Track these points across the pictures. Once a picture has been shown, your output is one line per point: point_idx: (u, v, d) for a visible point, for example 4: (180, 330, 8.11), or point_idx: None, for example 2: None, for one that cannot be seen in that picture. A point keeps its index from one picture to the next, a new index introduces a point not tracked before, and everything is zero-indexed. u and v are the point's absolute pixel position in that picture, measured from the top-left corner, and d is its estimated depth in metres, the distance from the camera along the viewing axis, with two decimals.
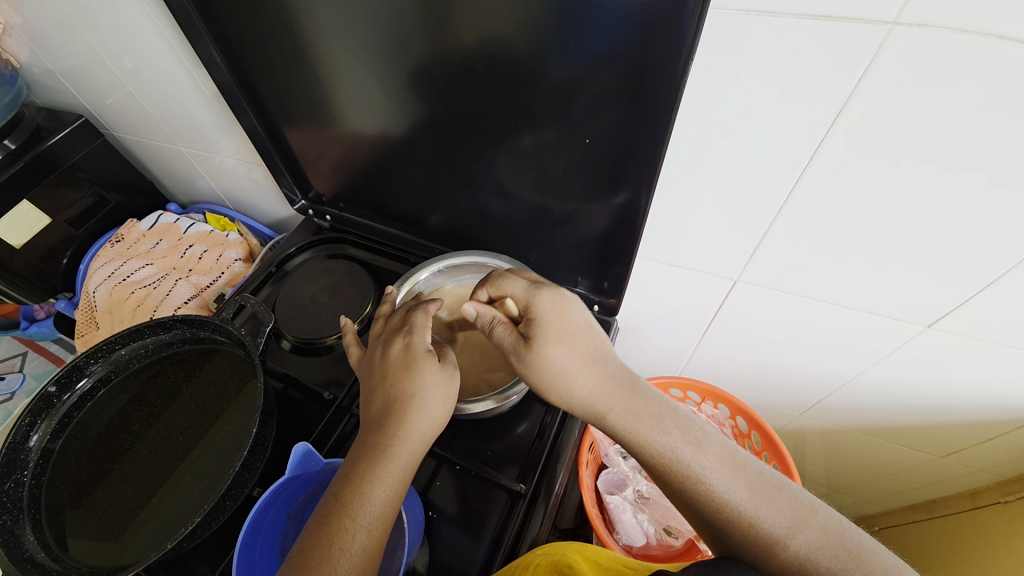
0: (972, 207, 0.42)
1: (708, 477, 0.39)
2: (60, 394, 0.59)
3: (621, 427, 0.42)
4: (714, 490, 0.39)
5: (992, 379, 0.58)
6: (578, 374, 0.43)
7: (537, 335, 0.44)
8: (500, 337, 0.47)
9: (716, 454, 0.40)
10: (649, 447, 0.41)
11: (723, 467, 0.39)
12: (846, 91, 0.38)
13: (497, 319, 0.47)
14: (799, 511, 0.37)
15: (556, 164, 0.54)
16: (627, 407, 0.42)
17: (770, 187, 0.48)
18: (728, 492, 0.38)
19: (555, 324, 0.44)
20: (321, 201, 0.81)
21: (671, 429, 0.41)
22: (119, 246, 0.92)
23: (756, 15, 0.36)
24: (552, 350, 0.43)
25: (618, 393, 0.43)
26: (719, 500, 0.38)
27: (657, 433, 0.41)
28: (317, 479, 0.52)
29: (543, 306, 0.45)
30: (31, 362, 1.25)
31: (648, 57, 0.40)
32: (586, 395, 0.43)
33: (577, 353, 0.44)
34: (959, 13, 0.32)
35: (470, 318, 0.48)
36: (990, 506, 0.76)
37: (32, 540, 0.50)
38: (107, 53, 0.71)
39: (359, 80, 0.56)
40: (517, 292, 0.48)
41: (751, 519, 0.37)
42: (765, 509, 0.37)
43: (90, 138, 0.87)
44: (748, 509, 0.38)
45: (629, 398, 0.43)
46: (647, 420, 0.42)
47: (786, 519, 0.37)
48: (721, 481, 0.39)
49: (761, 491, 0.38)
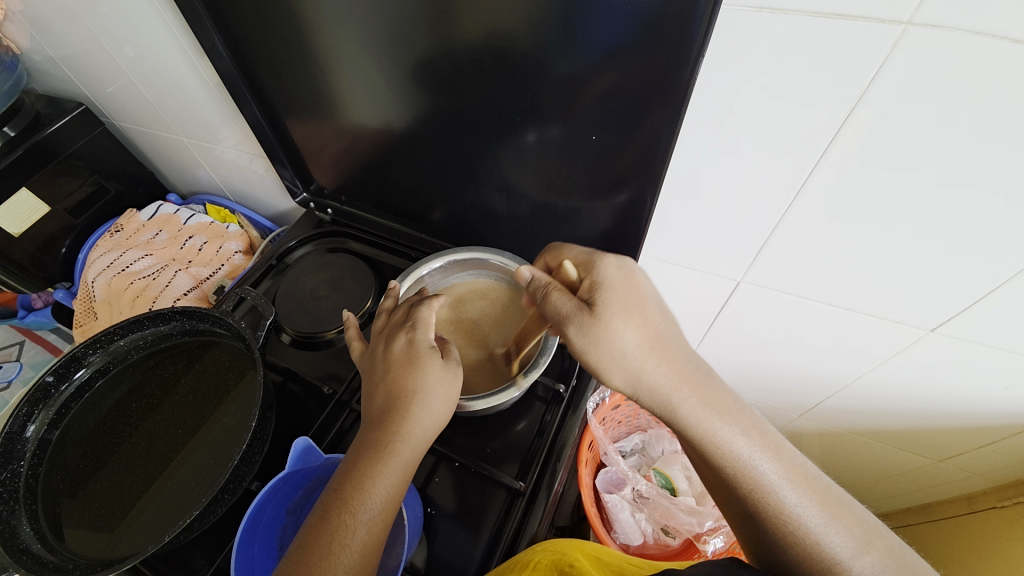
0: (979, 211, 0.41)
1: (782, 486, 0.37)
2: (58, 385, 0.59)
3: (692, 422, 0.40)
4: (786, 501, 0.37)
5: (993, 384, 0.58)
6: (648, 357, 0.40)
7: (603, 302, 0.41)
8: (556, 304, 0.44)
9: (790, 463, 0.38)
10: (720, 448, 0.39)
11: (796, 479, 0.38)
12: (857, 92, 0.38)
13: (552, 285, 0.45)
14: (863, 531, 0.36)
15: (562, 161, 0.53)
16: (703, 401, 0.40)
17: (777, 188, 0.47)
18: (800, 507, 0.37)
19: (627, 297, 0.42)
20: (323, 194, 0.80)
21: (748, 432, 0.39)
22: (118, 236, 0.92)
23: (768, 13, 0.36)
24: (620, 322, 0.41)
25: (693, 385, 0.40)
26: (789, 513, 0.37)
27: (732, 434, 0.39)
28: (317, 474, 0.52)
29: (607, 271, 0.43)
30: (29, 351, 1.24)
31: (658, 54, 0.40)
32: (655, 383, 0.40)
33: (649, 334, 0.41)
34: (973, 15, 0.32)
35: (524, 283, 0.47)
36: (986, 510, 0.76)
37: (28, 531, 0.50)
38: (109, 40, 0.70)
39: (363, 73, 0.55)
40: (578, 256, 0.47)
41: (820, 538, 0.36)
42: (835, 528, 0.36)
43: (90, 127, 0.87)
44: (819, 525, 0.36)
45: (703, 392, 0.40)
46: (724, 418, 0.39)
47: (854, 540, 0.36)
48: (792, 495, 0.37)
49: (832, 508, 0.37)
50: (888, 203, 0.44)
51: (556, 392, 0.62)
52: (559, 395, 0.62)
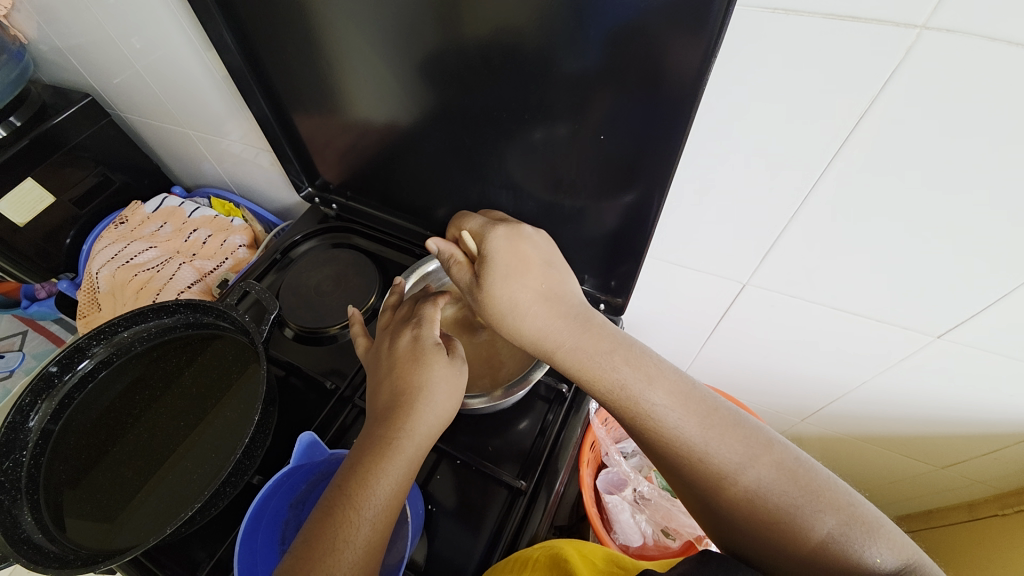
0: (988, 218, 0.41)
1: (661, 412, 0.39)
2: (62, 374, 0.59)
3: (572, 361, 0.43)
4: (667, 427, 0.38)
5: (998, 393, 0.58)
6: (529, 309, 0.44)
7: (488, 271, 0.45)
8: (458, 276, 0.49)
9: (670, 390, 0.39)
10: (601, 384, 0.41)
11: (676, 402, 0.39)
12: (870, 95, 0.37)
13: (454, 258, 0.49)
14: (751, 446, 0.37)
15: (568, 160, 0.53)
16: (579, 343, 0.43)
17: (784, 192, 0.47)
18: (679, 428, 0.38)
19: (508, 259, 0.46)
20: (327, 189, 0.80)
21: (623, 365, 0.41)
22: (123, 228, 0.92)
23: (782, 14, 0.36)
24: (502, 285, 0.45)
25: (569, 329, 0.43)
26: (671, 438, 0.38)
27: (607, 369, 0.41)
28: (320, 469, 0.53)
29: (495, 241, 0.47)
30: (31, 341, 1.25)
31: (669, 53, 0.39)
32: (538, 332, 0.44)
33: (528, 289, 0.45)
34: (988, 20, 0.31)
35: (433, 253, 0.50)
36: (988, 518, 0.76)
37: (30, 520, 0.50)
38: (117, 31, 0.70)
39: (371, 68, 0.55)
40: (475, 229, 0.49)
41: (703, 455, 0.37)
42: (717, 444, 0.37)
43: (97, 119, 0.87)
44: (700, 444, 0.37)
45: (581, 333, 0.43)
46: (598, 355, 0.42)
47: (737, 456, 0.37)
48: (673, 418, 0.38)
49: (716, 426, 0.38)
50: (896, 209, 0.44)
51: (559, 391, 0.62)
52: (561, 395, 0.62)
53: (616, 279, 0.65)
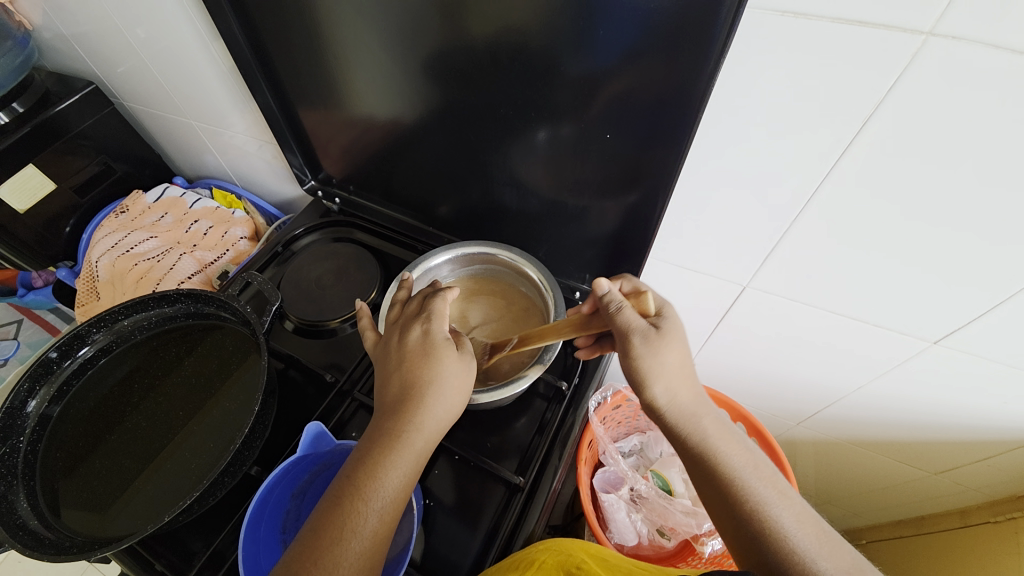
0: (989, 225, 0.42)
1: (778, 509, 0.39)
2: (61, 361, 0.58)
3: (702, 438, 0.43)
4: (783, 524, 0.38)
5: (994, 399, 0.59)
6: (682, 378, 0.44)
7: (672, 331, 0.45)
8: (625, 319, 0.45)
9: (787, 497, 0.40)
10: (725, 463, 0.42)
11: (791, 508, 0.39)
12: (875, 101, 0.38)
13: (627, 303, 0.46)
14: (856, 571, 0.36)
15: (573, 161, 0.54)
16: (712, 422, 0.44)
17: (787, 195, 0.48)
18: (793, 529, 0.38)
19: (682, 329, 0.46)
20: (330, 182, 0.80)
21: (747, 457, 0.43)
22: (123, 217, 0.92)
23: (790, 17, 0.36)
24: (673, 346, 0.44)
25: (708, 410, 0.45)
26: (785, 531, 0.38)
27: (736, 454, 0.42)
28: (323, 460, 0.53)
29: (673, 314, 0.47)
30: (26, 330, 1.24)
31: (677, 57, 0.40)
32: (682, 399, 0.44)
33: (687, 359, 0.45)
34: (993, 27, 0.32)
35: (598, 291, 0.46)
36: (979, 525, 0.76)
37: (25, 507, 0.50)
38: (122, 20, 0.70)
39: (378, 64, 0.55)
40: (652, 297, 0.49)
41: (813, 562, 0.36)
42: (828, 556, 0.36)
43: (100, 107, 0.87)
44: (811, 551, 0.36)
45: (715, 416, 0.45)
46: (728, 442, 0.43)
47: (846, 573, 0.35)
48: (788, 518, 0.39)
49: (825, 541, 0.37)
50: (897, 215, 0.44)
51: (558, 389, 0.62)
52: (561, 393, 0.62)
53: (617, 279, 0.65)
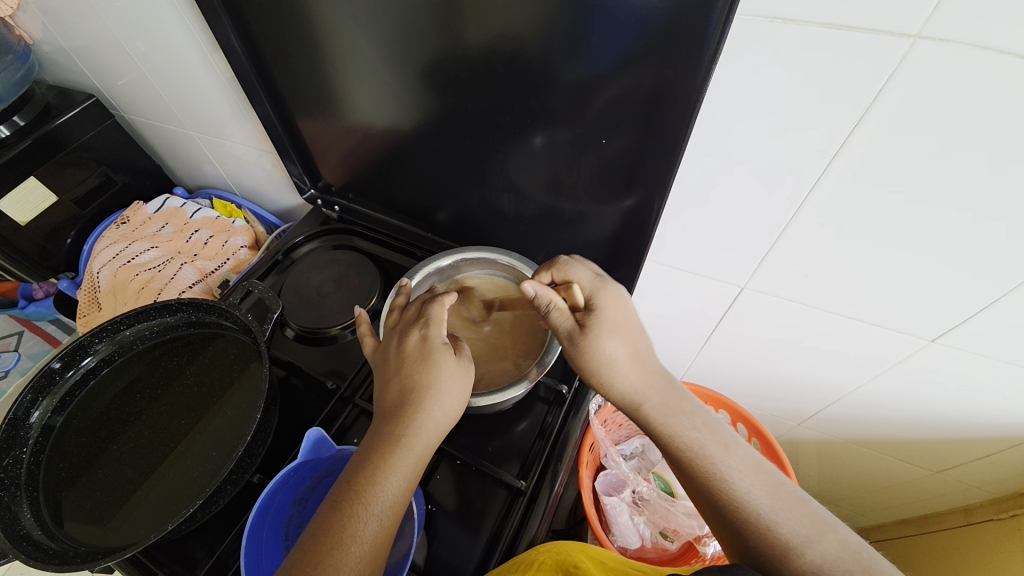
0: (982, 223, 0.42)
1: (733, 476, 0.41)
2: (64, 371, 0.59)
3: (657, 418, 0.45)
4: (738, 489, 0.41)
5: (993, 396, 0.59)
6: (626, 364, 0.46)
7: (595, 326, 0.46)
8: (555, 320, 0.48)
9: (742, 459, 0.42)
10: (679, 442, 0.44)
11: (748, 471, 0.42)
12: (865, 103, 0.38)
13: (554, 303, 0.48)
14: (815, 523, 0.39)
15: (570, 166, 0.54)
16: (664, 401, 0.45)
17: (782, 196, 0.48)
18: (748, 494, 0.40)
19: (612, 318, 0.47)
20: (330, 190, 0.80)
21: (703, 429, 0.44)
22: (124, 228, 0.92)
23: (781, 23, 0.36)
24: (607, 339, 0.46)
25: (657, 388, 0.46)
26: (740, 499, 0.40)
27: (690, 429, 0.44)
28: (325, 466, 0.53)
29: (604, 299, 0.48)
30: (27, 342, 1.25)
31: (669, 62, 0.40)
32: (629, 386, 0.46)
33: (627, 343, 0.47)
34: (979, 30, 0.32)
35: (528, 296, 0.50)
36: (982, 522, 0.76)
37: (29, 518, 0.50)
38: (122, 33, 0.71)
39: (376, 73, 0.56)
40: (584, 281, 0.49)
41: (770, 522, 0.39)
42: (784, 515, 0.39)
43: (100, 119, 0.87)
44: (767, 512, 0.39)
45: (667, 394, 0.46)
46: (681, 416, 0.45)
47: (802, 529, 0.38)
48: (744, 483, 0.41)
49: (783, 500, 0.40)
50: (891, 215, 0.45)
51: (558, 393, 0.62)
52: (561, 396, 0.62)
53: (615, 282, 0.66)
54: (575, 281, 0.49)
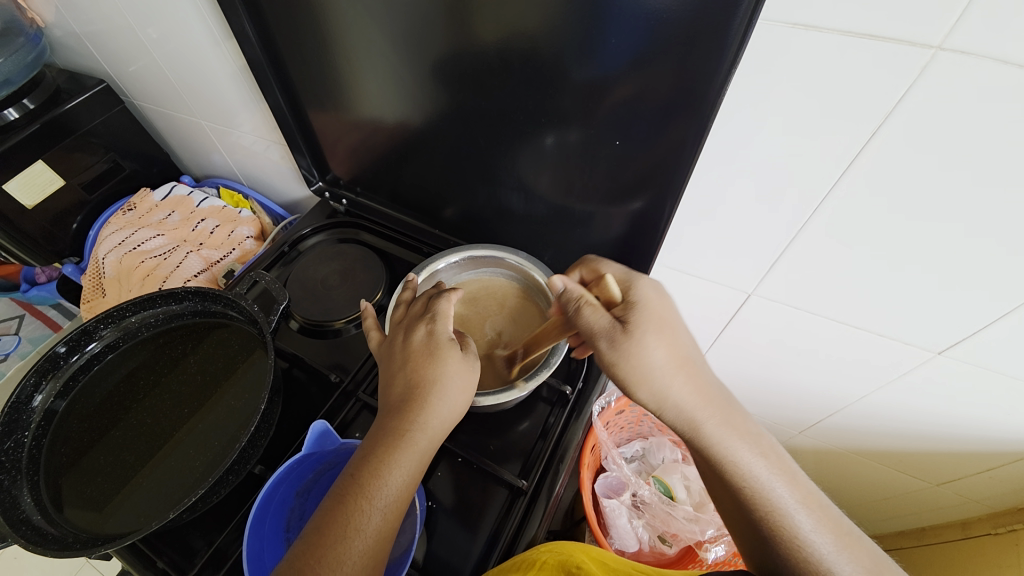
0: (995, 237, 0.42)
1: (796, 513, 0.39)
2: (68, 356, 0.59)
3: (715, 441, 0.41)
4: (800, 528, 0.38)
5: (997, 411, 0.59)
6: (678, 376, 0.42)
7: (637, 322, 0.43)
8: (588, 317, 0.45)
9: (803, 491, 0.40)
10: (740, 470, 0.41)
11: (809, 505, 0.40)
12: (883, 113, 0.38)
13: (585, 298, 0.46)
14: (872, 563, 0.37)
15: (581, 166, 0.54)
16: (724, 421, 0.42)
17: (793, 204, 0.48)
18: (812, 533, 0.38)
19: (657, 317, 0.44)
20: (338, 183, 0.81)
21: (764, 456, 0.41)
22: (131, 214, 0.92)
23: (801, 29, 0.36)
24: (652, 340, 0.42)
25: (715, 406, 0.42)
26: (803, 539, 0.38)
27: (751, 457, 0.41)
28: (329, 459, 0.53)
29: (643, 294, 0.45)
30: (28, 326, 1.25)
31: (687, 65, 0.40)
32: (683, 402, 0.42)
33: (680, 353, 0.43)
34: (1002, 43, 0.32)
35: (556, 292, 0.48)
36: (979, 536, 0.76)
37: (29, 501, 0.50)
38: (135, 19, 0.71)
39: (390, 67, 0.56)
40: (617, 276, 0.48)
41: (832, 566, 0.37)
42: (847, 558, 0.37)
43: (110, 105, 0.87)
44: (829, 555, 0.37)
45: (726, 414, 0.42)
46: (743, 441, 0.41)
47: (864, 572, 0.37)
48: (806, 520, 0.39)
49: (844, 538, 0.38)
50: (903, 225, 0.45)
51: (562, 393, 0.62)
52: (564, 397, 0.62)
53: None
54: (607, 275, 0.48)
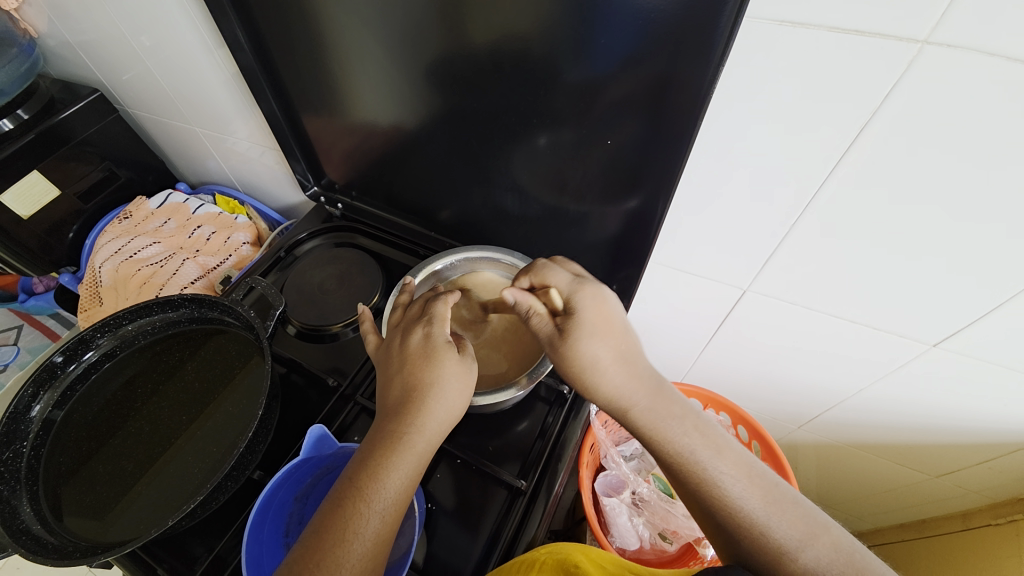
0: (985, 229, 0.42)
1: (724, 480, 0.40)
2: (66, 366, 0.59)
3: (644, 422, 0.44)
4: (729, 494, 0.39)
5: (993, 402, 0.59)
6: (609, 368, 0.46)
7: (575, 330, 0.47)
8: (539, 326, 0.49)
9: (733, 460, 0.41)
10: (668, 446, 0.42)
11: (740, 472, 0.40)
12: (871, 108, 0.38)
13: (535, 310, 0.49)
14: (809, 526, 0.37)
15: (574, 166, 0.54)
16: (651, 404, 0.44)
17: (786, 199, 0.48)
18: (742, 499, 0.39)
19: (592, 319, 0.47)
20: (333, 188, 0.81)
21: (692, 431, 0.42)
22: (127, 222, 0.92)
23: (788, 26, 0.37)
24: (588, 344, 0.46)
25: (643, 390, 0.45)
26: (732, 504, 0.39)
27: (677, 433, 0.42)
28: (327, 463, 0.53)
29: (583, 301, 0.48)
30: (27, 336, 1.25)
31: (676, 64, 0.41)
32: (613, 390, 0.45)
33: (611, 348, 0.46)
34: (987, 37, 0.33)
35: (509, 303, 0.51)
36: (980, 527, 0.76)
37: (28, 511, 0.50)
38: (128, 28, 0.71)
39: (382, 71, 0.56)
40: (560, 285, 0.50)
41: (763, 528, 0.37)
42: (778, 519, 0.37)
43: (104, 114, 0.87)
44: (760, 517, 0.38)
45: (655, 397, 0.45)
46: (669, 419, 0.43)
47: (797, 532, 0.37)
48: (735, 487, 0.39)
49: (776, 502, 0.38)
50: (895, 219, 0.45)
51: (560, 393, 0.62)
52: (562, 397, 0.62)
53: (617, 283, 0.66)
54: (553, 286, 0.50)
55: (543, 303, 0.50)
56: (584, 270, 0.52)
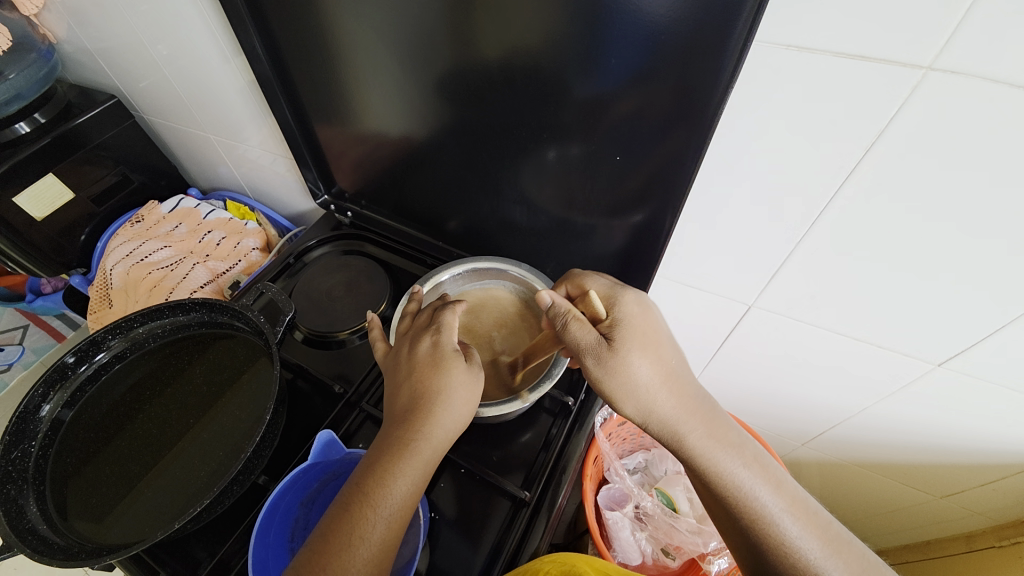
0: (988, 250, 0.43)
1: (781, 519, 0.40)
2: (77, 366, 0.59)
3: (700, 453, 0.42)
4: (787, 534, 0.40)
5: (997, 422, 0.59)
6: (661, 388, 0.43)
7: (622, 340, 0.44)
8: (575, 334, 0.45)
9: (789, 497, 0.41)
10: (725, 481, 0.42)
11: (794, 510, 0.41)
12: (876, 130, 0.39)
13: (573, 314, 0.46)
14: (860, 566, 0.39)
15: (583, 180, 0.55)
16: (708, 432, 0.43)
17: (792, 217, 0.49)
18: (800, 540, 0.40)
19: (643, 331, 0.45)
20: (343, 197, 0.82)
21: (750, 465, 0.42)
22: (138, 226, 0.93)
23: (794, 50, 0.38)
24: (637, 358, 0.43)
25: (699, 417, 0.43)
26: (789, 545, 0.40)
27: (736, 466, 0.42)
28: (333, 469, 0.53)
29: (627, 310, 0.46)
30: (32, 336, 1.25)
31: (685, 83, 0.42)
32: (668, 416, 0.43)
33: (663, 366, 0.44)
34: (990, 64, 0.33)
35: (544, 307, 0.48)
36: (984, 549, 0.76)
37: (34, 511, 0.50)
38: (147, 37, 0.73)
39: (396, 84, 0.57)
40: (600, 290, 0.49)
41: (821, 570, 0.39)
42: (834, 561, 0.39)
43: (120, 119, 0.89)
44: (817, 559, 0.39)
45: (710, 425, 0.43)
46: (727, 451, 0.42)
47: (852, 573, 0.39)
48: (792, 527, 0.40)
49: (830, 542, 0.40)
50: (899, 238, 0.46)
51: (564, 404, 0.63)
52: (567, 408, 0.62)
53: None
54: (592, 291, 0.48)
55: (581, 310, 0.48)
56: (622, 279, 0.51)
